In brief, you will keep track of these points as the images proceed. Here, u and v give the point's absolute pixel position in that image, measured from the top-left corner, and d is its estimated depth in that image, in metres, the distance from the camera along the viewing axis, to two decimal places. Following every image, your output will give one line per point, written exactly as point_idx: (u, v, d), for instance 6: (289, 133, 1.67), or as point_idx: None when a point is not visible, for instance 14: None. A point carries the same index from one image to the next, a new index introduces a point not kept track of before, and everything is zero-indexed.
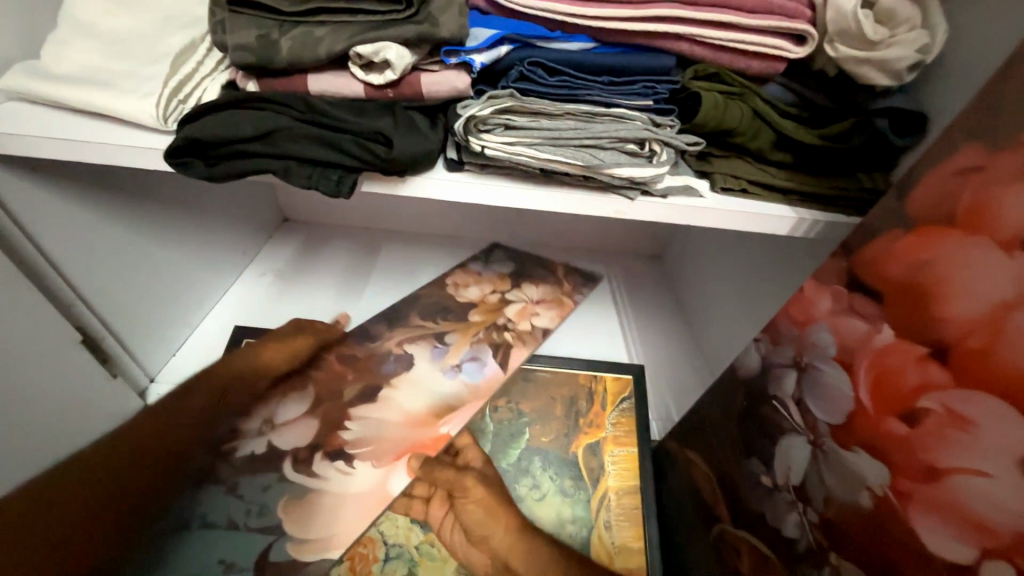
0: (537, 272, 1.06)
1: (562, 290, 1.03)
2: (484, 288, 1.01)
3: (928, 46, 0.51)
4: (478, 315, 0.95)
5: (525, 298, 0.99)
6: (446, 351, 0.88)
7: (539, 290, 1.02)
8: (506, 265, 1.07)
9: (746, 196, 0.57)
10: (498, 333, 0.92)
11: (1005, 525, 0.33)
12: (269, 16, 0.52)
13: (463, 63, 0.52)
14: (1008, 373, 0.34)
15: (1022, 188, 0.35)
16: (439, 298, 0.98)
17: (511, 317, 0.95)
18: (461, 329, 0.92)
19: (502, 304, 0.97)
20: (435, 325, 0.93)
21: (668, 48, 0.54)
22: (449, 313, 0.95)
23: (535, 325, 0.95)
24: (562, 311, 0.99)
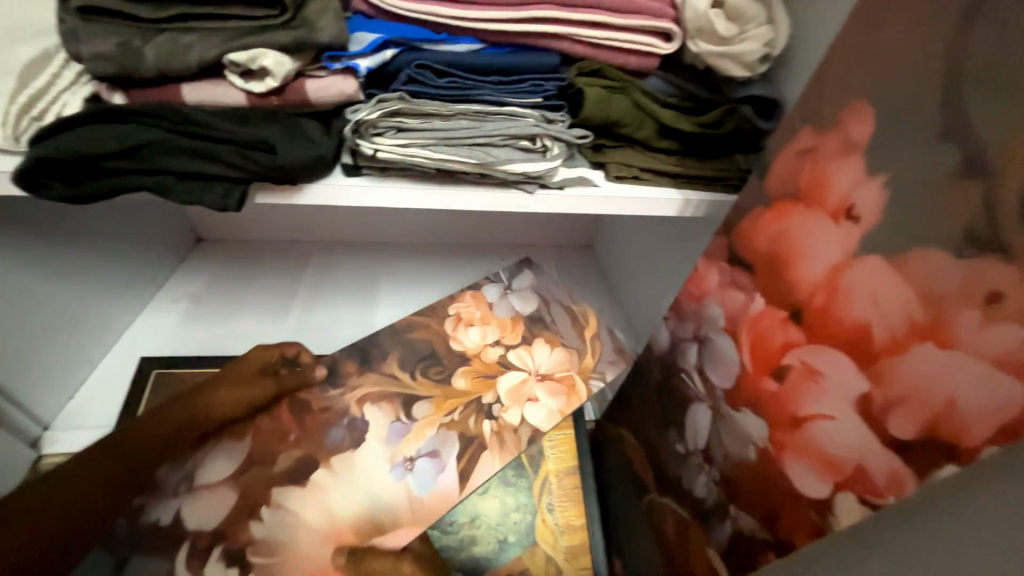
0: (564, 323, 0.76)
1: (586, 364, 0.71)
2: (494, 334, 0.73)
3: (773, 40, 0.57)
4: (466, 380, 0.69)
5: (531, 368, 0.70)
6: (404, 434, 0.64)
7: (554, 359, 0.71)
8: (527, 306, 0.77)
9: (640, 184, 0.61)
10: (477, 420, 0.65)
11: (848, 461, 0.38)
12: (129, 23, 0.49)
13: (349, 67, 0.52)
14: (843, 326, 0.39)
15: (845, 164, 0.40)
16: (428, 341, 0.72)
17: (504, 397, 0.67)
18: (439, 399, 0.67)
19: (501, 373, 0.69)
20: (410, 387, 0.68)
21: (552, 47, 0.57)
22: (433, 364, 0.70)
23: (526, 421, 0.65)
24: (569, 402, 0.67)
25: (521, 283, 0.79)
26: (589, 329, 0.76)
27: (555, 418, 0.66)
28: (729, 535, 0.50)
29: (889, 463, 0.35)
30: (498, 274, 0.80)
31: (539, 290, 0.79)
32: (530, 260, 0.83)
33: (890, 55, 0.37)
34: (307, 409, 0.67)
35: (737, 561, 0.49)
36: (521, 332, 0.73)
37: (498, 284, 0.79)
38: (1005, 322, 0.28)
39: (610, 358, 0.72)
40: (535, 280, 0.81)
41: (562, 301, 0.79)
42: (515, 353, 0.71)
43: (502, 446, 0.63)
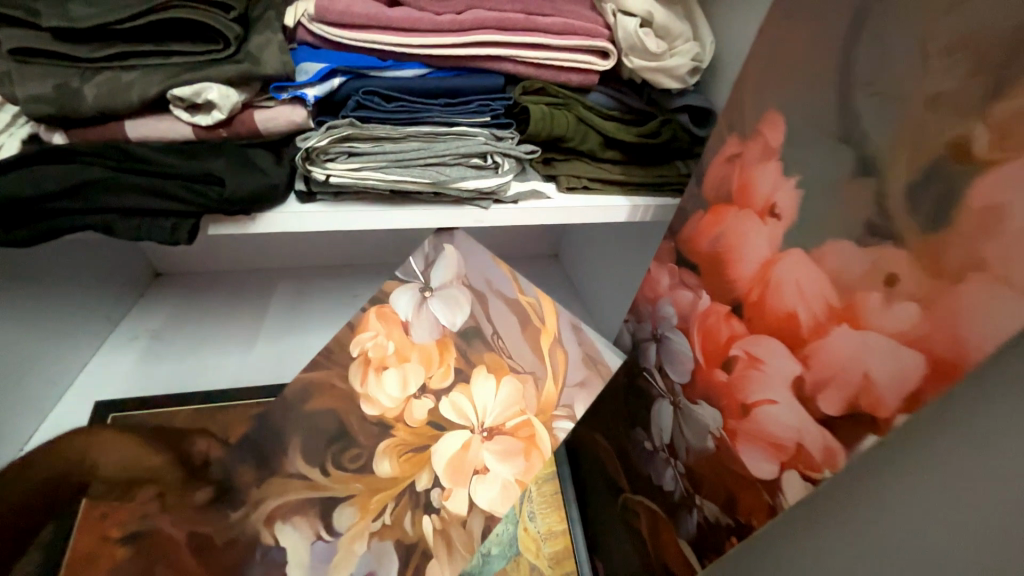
0: (510, 334, 0.59)
1: (548, 396, 0.56)
2: (415, 376, 0.58)
3: (700, 54, 0.62)
4: (391, 462, 0.55)
5: (475, 421, 0.55)
6: (330, 560, 0.52)
7: (501, 399, 0.56)
8: (453, 320, 0.60)
9: (589, 193, 0.64)
10: (414, 516, 0.53)
11: (791, 441, 0.40)
12: (63, 62, 0.48)
13: (297, 97, 0.53)
14: (777, 316, 0.41)
15: (767, 167, 0.43)
16: (334, 412, 0.58)
17: (445, 477, 0.53)
18: (360, 500, 0.54)
19: (434, 439, 0.55)
20: (326, 489, 0.55)
21: (495, 69, 0.59)
22: (344, 447, 0.56)
23: (475, 507, 0.52)
24: (531, 463, 0.53)
25: (441, 281, 0.61)
26: (544, 333, 0.58)
27: (514, 493, 0.52)
28: (696, 524, 0.52)
29: (823, 440, 0.37)
30: (411, 269, 0.62)
31: (468, 284, 0.61)
32: (446, 237, 0.63)
33: (789, 67, 0.40)
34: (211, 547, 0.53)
35: (705, 548, 0.51)
36: (451, 364, 0.58)
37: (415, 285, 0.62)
38: (904, 301, 0.32)
39: (577, 378, 0.56)
40: (460, 265, 0.62)
41: (505, 292, 0.60)
42: (451, 404, 0.57)
43: (453, 548, 0.51)
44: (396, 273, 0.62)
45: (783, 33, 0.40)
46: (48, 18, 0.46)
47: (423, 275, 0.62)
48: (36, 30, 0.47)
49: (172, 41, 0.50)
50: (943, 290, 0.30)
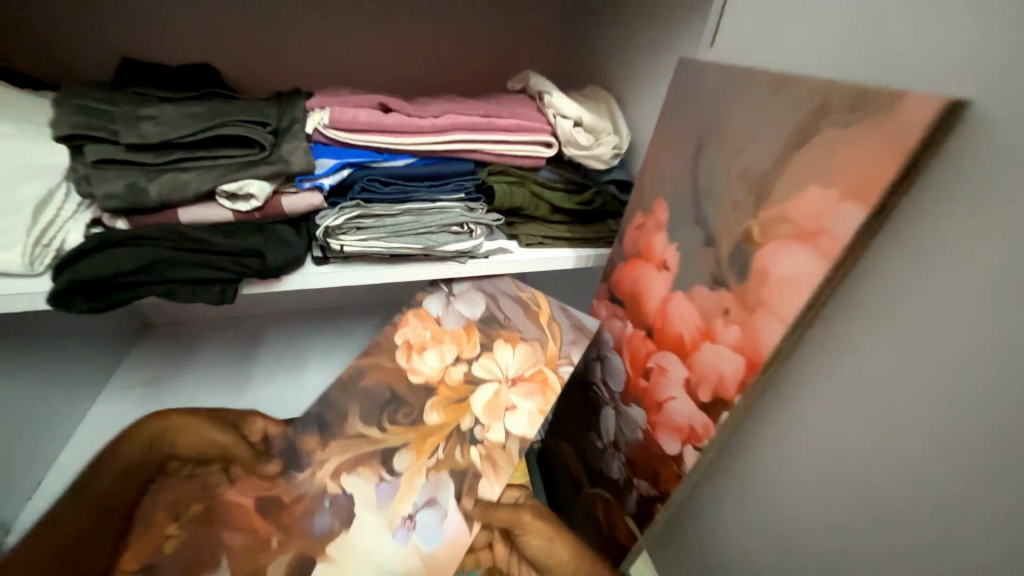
0: (518, 317, 0.79)
1: (551, 352, 0.75)
2: (451, 352, 0.77)
3: (621, 142, 0.81)
4: (438, 412, 0.72)
5: (502, 375, 0.74)
6: (393, 495, 0.68)
7: (518, 358, 0.75)
8: (475, 308, 0.81)
9: (543, 247, 0.83)
10: (462, 449, 0.69)
11: (687, 424, 0.58)
12: (133, 167, 0.62)
13: (316, 186, 0.69)
14: (673, 336, 0.60)
15: (659, 235, 0.62)
16: (386, 383, 0.76)
17: (483, 416, 0.71)
18: (416, 444, 0.71)
19: (472, 392, 0.73)
20: (382, 441, 0.72)
21: (466, 157, 0.78)
22: (395, 411, 0.74)
23: (512, 433, 0.69)
24: (548, 397, 0.71)
25: (462, 289, 0.84)
26: (542, 314, 0.80)
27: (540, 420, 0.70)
28: (635, 500, 0.68)
29: (704, 420, 0.55)
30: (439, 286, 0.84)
31: (482, 289, 0.83)
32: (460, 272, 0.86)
33: (665, 170, 0.60)
34: (280, 509, 0.71)
35: (643, 518, 0.67)
36: (476, 340, 0.78)
37: (440, 294, 0.83)
38: (733, 325, 0.50)
39: (571, 338, 0.77)
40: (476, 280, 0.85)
41: (510, 293, 0.82)
42: (481, 365, 0.76)
43: (497, 467, 0.67)
44: (426, 287, 0.83)
45: (661, 147, 0.60)
46: (126, 137, 0.61)
47: (448, 287, 0.83)
48: (113, 145, 0.61)
49: (219, 148, 0.66)
50: (749, 317, 0.48)
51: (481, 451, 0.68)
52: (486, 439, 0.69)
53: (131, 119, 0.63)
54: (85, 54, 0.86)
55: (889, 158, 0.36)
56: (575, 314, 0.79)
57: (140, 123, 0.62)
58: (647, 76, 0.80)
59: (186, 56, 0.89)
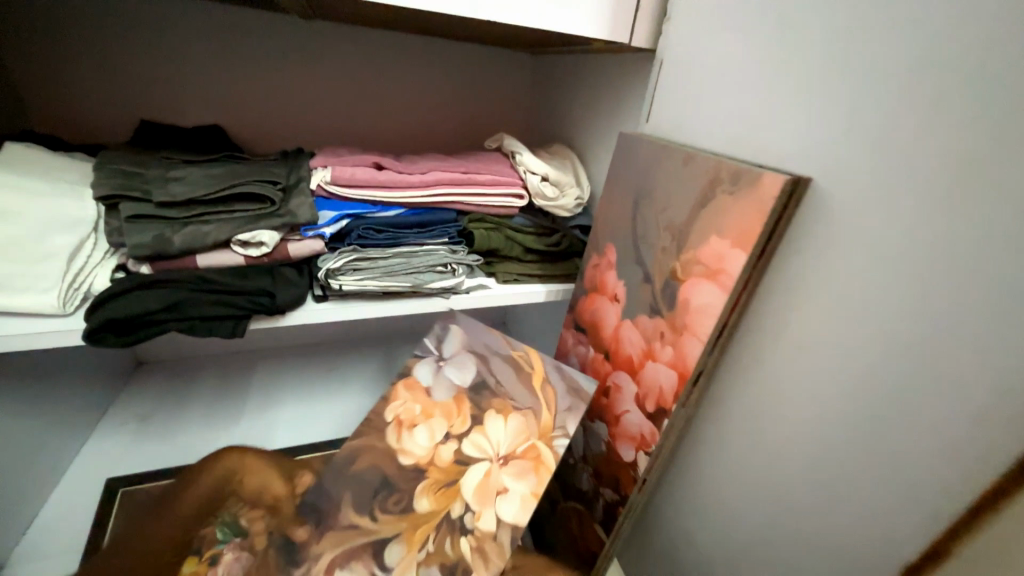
0: (509, 383, 0.79)
1: (546, 422, 0.74)
2: (440, 429, 0.78)
3: (581, 194, 0.96)
4: (428, 498, 0.73)
5: (493, 453, 0.74)
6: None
7: (510, 432, 0.75)
8: (465, 377, 0.82)
9: (517, 283, 0.94)
10: (452, 540, 0.70)
11: (640, 433, 0.67)
12: (161, 221, 0.72)
13: (319, 234, 0.80)
14: (625, 358, 0.70)
15: (611, 273, 0.74)
16: (375, 467, 0.76)
17: (473, 501, 0.71)
18: (407, 533, 0.71)
19: (461, 473, 0.74)
20: (375, 532, 0.71)
21: (449, 207, 0.90)
22: (388, 494, 0.74)
23: (503, 521, 0.69)
24: (541, 476, 0.70)
25: (452, 353, 0.84)
26: (536, 376, 0.78)
27: (532, 504, 0.69)
28: (603, 508, 0.76)
29: (651, 429, 0.65)
30: (428, 348, 0.86)
31: (473, 351, 0.84)
32: (452, 319, 0.88)
33: (611, 219, 0.73)
34: None
35: (609, 524, 0.75)
36: (466, 412, 0.78)
37: (430, 359, 0.85)
38: (667, 345, 0.62)
39: (569, 404, 0.73)
40: (465, 339, 0.85)
41: (501, 353, 0.82)
42: (471, 443, 0.75)
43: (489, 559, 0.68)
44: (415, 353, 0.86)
45: (608, 201, 0.74)
46: (157, 196, 0.72)
47: (437, 350, 0.86)
48: (144, 202, 0.72)
49: (236, 204, 0.76)
50: (678, 338, 0.60)
51: (472, 541, 0.69)
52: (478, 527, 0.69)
53: (162, 181, 0.74)
54: (107, 119, 0.97)
55: (759, 216, 0.49)
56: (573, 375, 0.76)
57: (170, 185, 0.74)
58: (600, 140, 0.95)
59: (196, 118, 1.01)
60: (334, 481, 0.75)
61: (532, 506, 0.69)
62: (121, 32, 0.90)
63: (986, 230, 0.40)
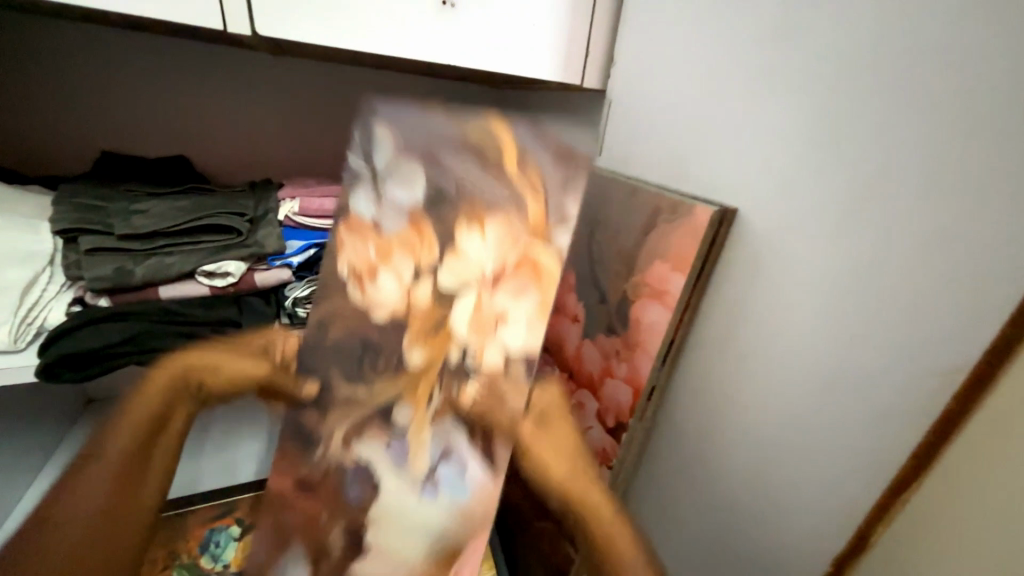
0: (475, 177, 0.53)
1: (535, 216, 0.48)
2: (405, 266, 0.58)
3: None
4: (418, 351, 0.56)
5: (476, 276, 0.52)
6: (408, 455, 0.56)
7: (490, 245, 0.51)
8: (415, 194, 0.58)
9: None
10: (458, 386, 0.53)
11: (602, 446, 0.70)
12: (122, 253, 0.72)
13: (286, 263, 0.81)
14: (587, 376, 0.74)
15: (569, 295, 0.78)
16: (352, 332, 0.62)
17: (468, 340, 0.52)
18: (410, 392, 0.56)
19: (447, 313, 0.54)
20: (371, 403, 0.59)
21: None
22: (375, 358, 0.59)
23: (511, 351, 0.49)
24: (546, 293, 0.47)
25: (386, 164, 0.60)
26: (506, 156, 0.50)
27: (541, 326, 0.48)
28: None
29: (612, 443, 0.68)
30: (356, 166, 0.63)
31: (413, 149, 0.57)
32: (370, 115, 0.61)
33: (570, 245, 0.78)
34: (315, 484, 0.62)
35: None
36: (430, 236, 0.56)
37: (366, 181, 0.62)
38: (622, 363, 0.66)
39: (555, 174, 0.46)
40: (393, 138, 0.59)
41: (447, 136, 0.55)
42: (447, 271, 0.54)
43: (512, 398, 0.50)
44: (345, 180, 0.63)
45: None
46: (119, 228, 0.72)
47: (368, 165, 0.62)
48: (105, 235, 0.72)
49: (201, 234, 0.77)
50: (632, 355, 0.64)
51: (486, 387, 0.50)
52: (478, 370, 0.51)
53: (124, 214, 0.74)
54: (67, 153, 0.96)
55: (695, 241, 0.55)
56: (554, 133, 0.47)
57: (133, 217, 0.74)
58: None
59: (161, 151, 1.01)
60: (324, 360, 0.63)
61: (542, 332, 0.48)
62: (88, 69, 0.92)
63: (885, 247, 0.45)
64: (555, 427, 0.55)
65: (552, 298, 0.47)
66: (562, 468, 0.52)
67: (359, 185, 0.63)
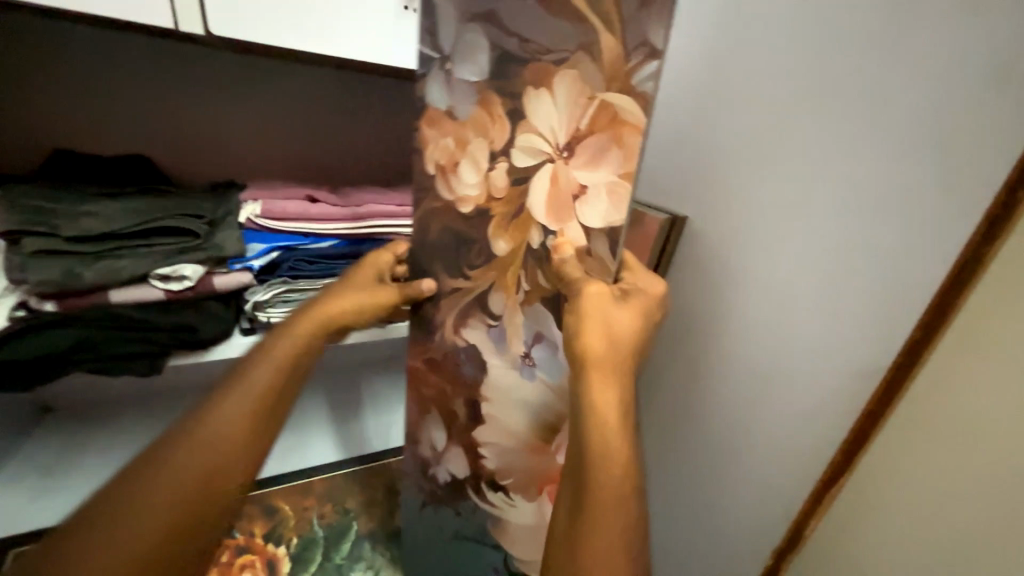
0: (536, 21, 0.52)
1: (611, 59, 0.48)
2: (480, 151, 0.62)
3: None
4: (503, 237, 0.63)
5: (551, 148, 0.55)
6: (505, 336, 0.67)
7: (561, 107, 0.53)
8: (480, 70, 0.59)
9: None
10: (543, 270, 0.60)
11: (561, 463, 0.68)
12: (70, 256, 0.69)
13: (247, 267, 0.80)
14: None
15: None
16: (445, 229, 0.71)
17: (549, 221, 0.57)
18: (501, 280, 0.66)
19: (525, 196, 0.59)
20: (473, 290, 0.70)
21: (384, 239, 0.92)
22: (469, 250, 0.68)
23: (595, 228, 0.53)
24: (627, 146, 0.48)
25: (451, 43, 0.61)
26: None
27: (623, 186, 0.50)
28: None
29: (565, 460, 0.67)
30: (427, 57, 0.65)
31: (472, 16, 0.57)
32: None
33: None
34: (438, 363, 0.78)
35: None
36: (499, 115, 0.59)
37: (435, 62, 0.64)
38: None
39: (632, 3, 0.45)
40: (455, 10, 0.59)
41: None
42: (522, 150, 0.58)
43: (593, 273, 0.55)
44: (418, 73, 0.66)
45: None
46: (67, 230, 0.69)
47: (435, 52, 0.63)
48: (52, 237, 0.69)
49: (159, 237, 0.75)
50: None
51: (570, 262, 0.56)
52: (565, 244, 0.56)
53: (71, 216, 0.71)
54: (12, 149, 0.91)
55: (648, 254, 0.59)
56: None
57: (81, 219, 0.71)
58: None
59: (119, 149, 0.97)
60: (428, 257, 0.75)
61: (625, 188, 0.50)
62: (28, 56, 0.87)
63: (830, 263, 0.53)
64: (616, 305, 0.56)
65: (636, 146, 0.48)
66: (598, 343, 0.55)
67: (427, 79, 0.66)
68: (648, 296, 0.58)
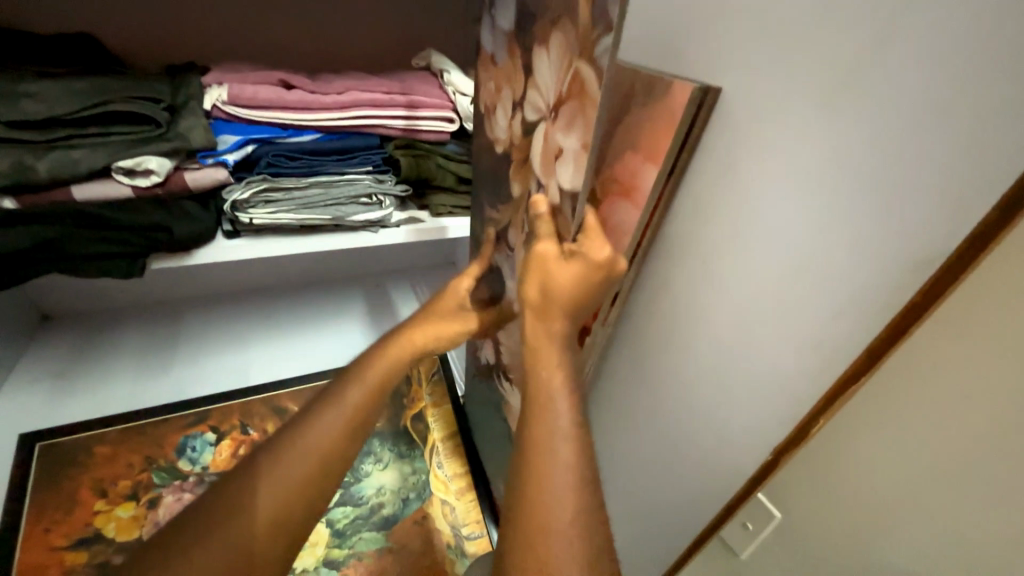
0: None
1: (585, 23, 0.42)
2: (509, 97, 0.60)
3: None
4: (517, 181, 0.62)
5: (545, 106, 0.51)
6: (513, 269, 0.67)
7: (554, 65, 0.48)
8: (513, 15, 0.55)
9: (455, 216, 0.89)
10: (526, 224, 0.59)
11: None
12: (15, 145, 0.62)
13: (220, 162, 0.72)
14: None
15: None
16: (489, 162, 0.71)
17: (540, 173, 0.55)
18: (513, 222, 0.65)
19: (530, 145, 0.56)
20: (501, 221, 0.70)
21: (372, 132, 0.81)
22: (501, 189, 0.68)
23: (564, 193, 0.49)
24: (587, 118, 0.43)
25: None
26: None
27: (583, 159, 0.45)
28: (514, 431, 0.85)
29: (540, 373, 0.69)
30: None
31: None
32: None
33: None
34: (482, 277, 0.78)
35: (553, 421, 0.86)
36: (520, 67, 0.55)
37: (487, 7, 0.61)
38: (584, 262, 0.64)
39: None
40: None
41: None
42: (531, 103, 0.55)
43: (560, 232, 0.52)
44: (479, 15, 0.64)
45: None
46: (6, 114, 0.61)
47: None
48: None
49: (114, 125, 0.67)
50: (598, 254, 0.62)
51: (543, 218, 0.52)
52: (540, 200, 0.53)
53: (8, 96, 0.63)
54: None
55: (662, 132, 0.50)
56: None
57: (18, 100, 0.62)
58: None
59: (58, 23, 0.84)
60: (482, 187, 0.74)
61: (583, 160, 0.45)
62: None
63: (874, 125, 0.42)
64: (557, 264, 0.50)
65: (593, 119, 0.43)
66: (533, 293, 0.52)
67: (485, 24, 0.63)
68: (594, 269, 0.49)
